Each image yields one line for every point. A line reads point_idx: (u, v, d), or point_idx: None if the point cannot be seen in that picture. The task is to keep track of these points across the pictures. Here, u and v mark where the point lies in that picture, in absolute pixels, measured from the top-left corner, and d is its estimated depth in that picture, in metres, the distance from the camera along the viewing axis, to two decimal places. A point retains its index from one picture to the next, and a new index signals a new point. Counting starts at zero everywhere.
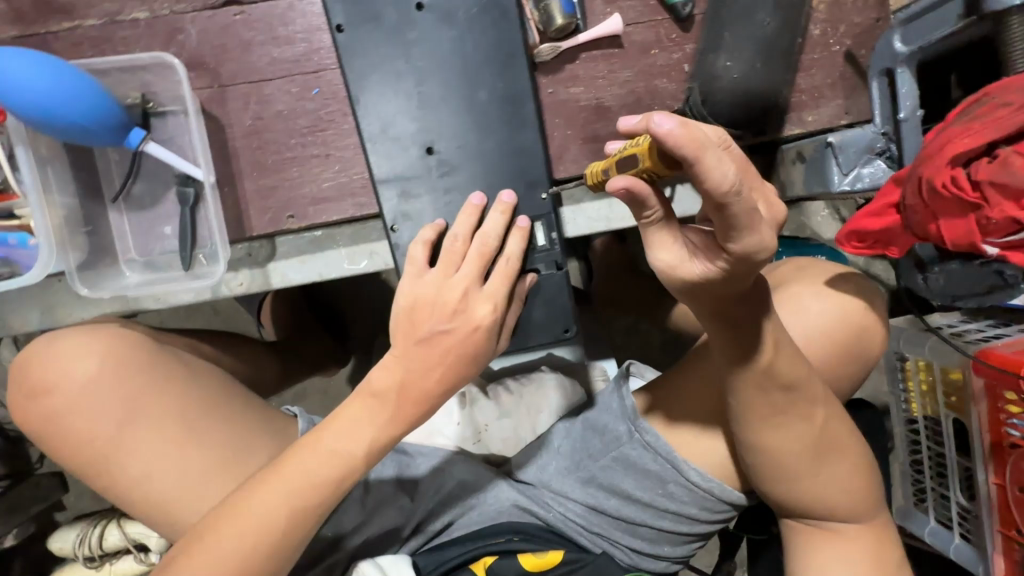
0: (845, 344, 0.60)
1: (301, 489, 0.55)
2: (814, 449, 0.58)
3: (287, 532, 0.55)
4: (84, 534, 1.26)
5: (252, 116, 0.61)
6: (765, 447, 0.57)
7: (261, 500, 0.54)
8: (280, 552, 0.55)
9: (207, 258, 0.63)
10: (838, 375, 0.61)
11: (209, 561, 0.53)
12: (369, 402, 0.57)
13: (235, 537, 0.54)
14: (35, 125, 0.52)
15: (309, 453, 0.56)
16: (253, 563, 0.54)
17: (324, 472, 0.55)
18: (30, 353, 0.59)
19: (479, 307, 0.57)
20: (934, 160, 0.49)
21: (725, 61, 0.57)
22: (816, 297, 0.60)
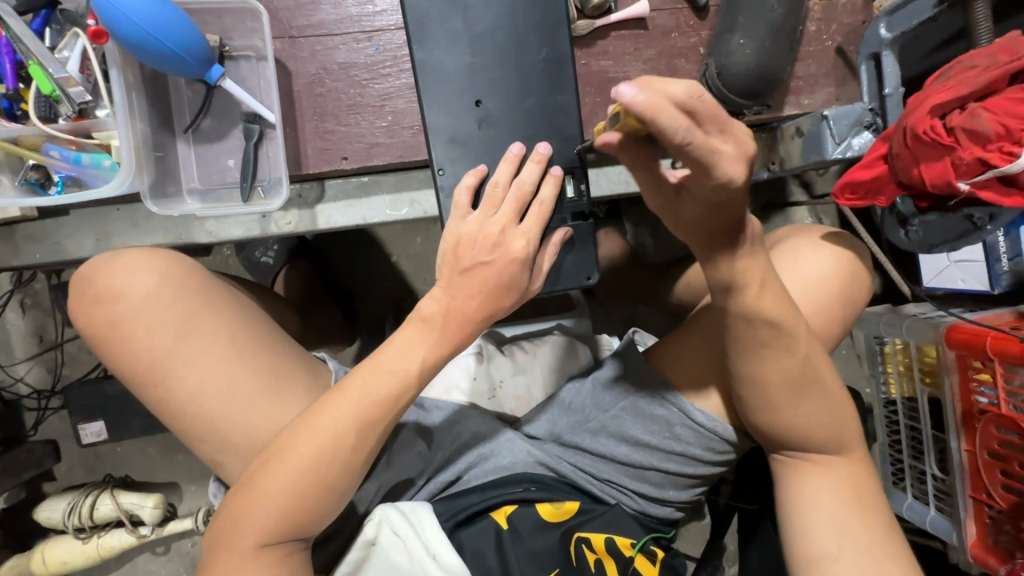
0: (834, 291, 0.68)
1: (364, 406, 0.60)
2: (806, 388, 0.62)
3: (352, 446, 0.60)
4: (75, 503, 1.23)
5: (317, 66, 0.68)
6: (760, 380, 0.61)
7: (330, 415, 0.59)
8: (346, 463, 0.60)
9: (264, 191, 0.68)
10: (829, 321, 0.68)
11: (288, 464, 0.59)
12: (420, 326, 0.62)
13: (307, 447, 0.59)
14: (133, 50, 0.58)
15: (371, 373, 0.61)
16: (322, 468, 0.59)
17: (384, 392, 0.60)
18: (95, 266, 0.64)
19: (515, 240, 0.62)
20: (917, 111, 0.54)
21: (738, 40, 0.67)
22: (811, 248, 0.69)
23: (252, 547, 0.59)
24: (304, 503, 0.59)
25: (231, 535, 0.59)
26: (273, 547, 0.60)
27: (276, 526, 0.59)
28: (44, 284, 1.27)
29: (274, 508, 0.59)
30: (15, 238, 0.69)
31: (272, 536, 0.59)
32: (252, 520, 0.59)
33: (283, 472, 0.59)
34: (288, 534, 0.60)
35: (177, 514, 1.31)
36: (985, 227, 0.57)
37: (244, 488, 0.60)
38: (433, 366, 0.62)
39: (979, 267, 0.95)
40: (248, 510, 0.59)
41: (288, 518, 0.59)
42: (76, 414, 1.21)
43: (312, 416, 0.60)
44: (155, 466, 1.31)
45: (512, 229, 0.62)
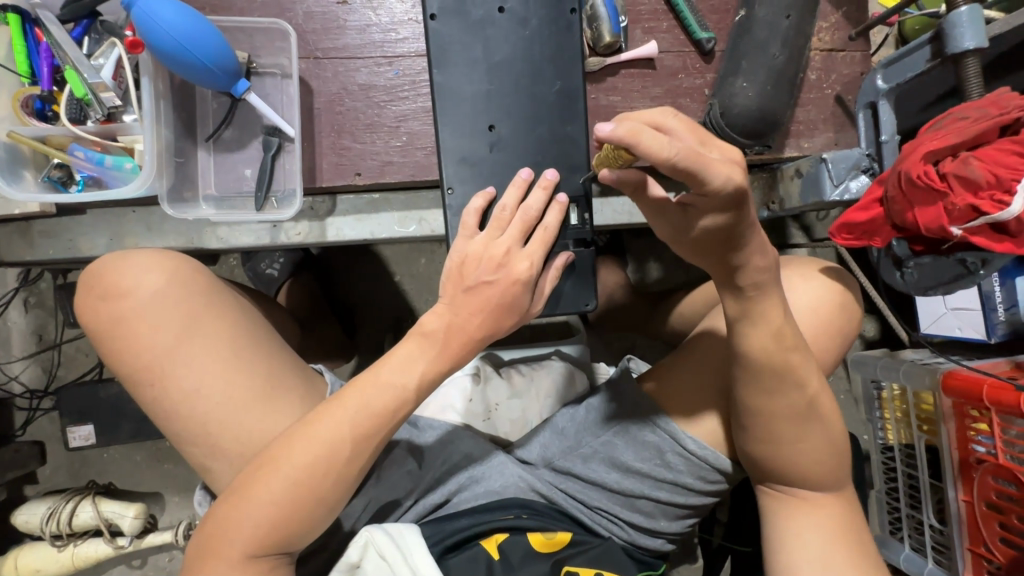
0: (826, 322, 0.70)
1: (362, 418, 0.60)
2: (796, 416, 0.62)
3: (346, 458, 0.60)
4: (54, 508, 1.20)
5: (338, 86, 0.71)
6: (750, 412, 0.62)
7: (328, 425, 0.59)
8: (341, 475, 0.60)
9: (278, 202, 0.70)
10: (820, 350, 0.69)
11: (281, 472, 0.58)
12: (421, 340, 0.62)
13: (302, 457, 0.59)
14: (164, 60, 0.60)
15: (370, 385, 0.61)
16: (315, 478, 0.59)
17: (383, 405, 0.61)
18: (104, 263, 0.65)
19: (520, 259, 0.63)
20: (910, 157, 0.56)
21: (742, 82, 0.70)
22: (804, 280, 0.71)
23: (239, 558, 0.58)
24: (295, 515, 0.59)
25: (218, 544, 0.58)
26: (260, 559, 0.59)
27: (265, 537, 0.58)
28: (50, 284, 1.28)
29: (265, 518, 0.58)
30: (30, 233, 0.71)
31: (261, 546, 0.59)
32: (240, 530, 0.58)
33: (275, 483, 0.58)
34: (276, 546, 0.59)
35: (158, 526, 1.28)
36: (978, 271, 0.58)
37: (235, 497, 0.59)
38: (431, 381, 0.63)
39: (976, 315, 0.96)
40: (238, 520, 0.58)
41: (277, 529, 0.59)
42: (66, 416, 1.20)
43: (308, 427, 0.60)
44: (140, 474, 1.29)
45: (516, 246, 0.63)
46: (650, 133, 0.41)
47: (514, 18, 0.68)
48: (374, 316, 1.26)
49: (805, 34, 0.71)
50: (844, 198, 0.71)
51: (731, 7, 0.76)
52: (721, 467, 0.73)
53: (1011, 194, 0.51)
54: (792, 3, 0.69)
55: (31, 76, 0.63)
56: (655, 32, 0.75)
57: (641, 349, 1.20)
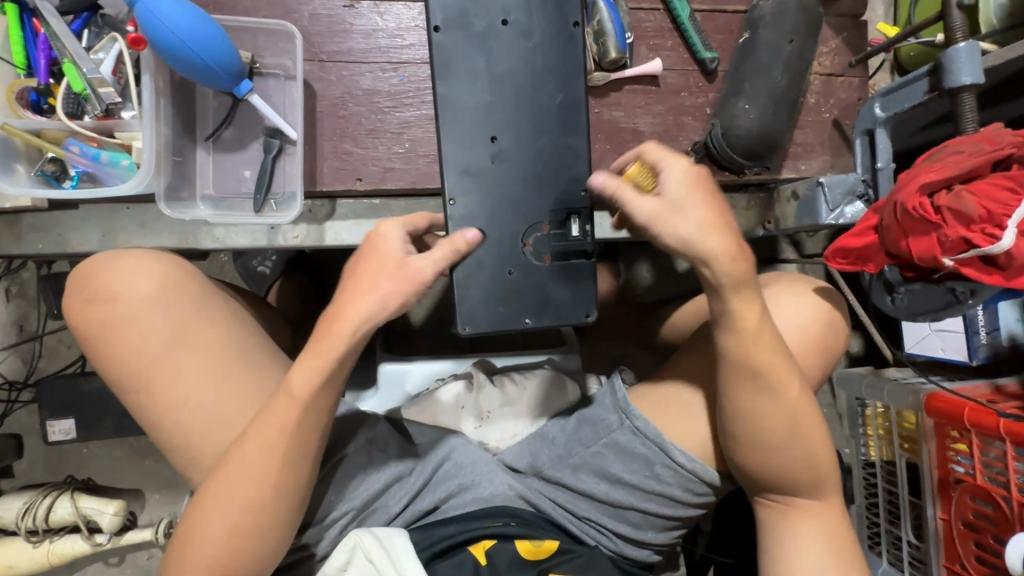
0: (813, 341, 0.71)
1: (305, 415, 0.60)
2: (786, 420, 0.65)
3: (279, 476, 0.59)
4: (31, 503, 1.17)
5: (342, 90, 0.71)
6: (742, 413, 0.65)
7: (275, 423, 0.59)
8: (291, 472, 0.60)
9: (277, 204, 0.69)
10: (806, 368, 0.71)
11: (236, 474, 0.59)
12: (329, 344, 0.59)
13: (253, 458, 0.59)
14: (167, 58, 0.59)
15: (289, 402, 0.59)
16: (273, 481, 0.59)
17: (297, 417, 0.59)
18: (96, 263, 0.63)
19: (413, 259, 0.60)
20: (906, 188, 0.57)
21: (744, 104, 0.71)
22: (792, 299, 0.72)
23: (203, 568, 0.58)
24: (258, 522, 0.59)
25: (176, 568, 0.59)
26: (224, 569, 0.59)
27: (215, 562, 0.59)
28: (33, 274, 1.25)
29: (215, 541, 0.58)
30: (19, 226, 0.69)
31: (213, 572, 0.59)
32: (193, 554, 0.59)
33: (221, 505, 0.59)
34: (228, 572, 0.59)
35: (137, 524, 1.26)
36: (966, 300, 0.59)
37: (199, 503, 0.60)
38: (334, 387, 0.61)
39: (959, 337, 0.98)
40: (191, 544, 0.59)
41: (239, 537, 0.59)
42: (46, 410, 1.18)
43: (243, 449, 0.59)
44: (121, 470, 1.27)
45: (385, 240, 0.60)
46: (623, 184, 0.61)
47: (522, 30, 0.68)
48: None
49: (807, 59, 0.72)
50: (838, 223, 0.72)
51: (735, 28, 0.77)
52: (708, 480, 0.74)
53: (1003, 229, 0.52)
54: (795, 29, 0.70)
55: (27, 68, 0.62)
56: (660, 49, 0.76)
57: (632, 358, 1.21)
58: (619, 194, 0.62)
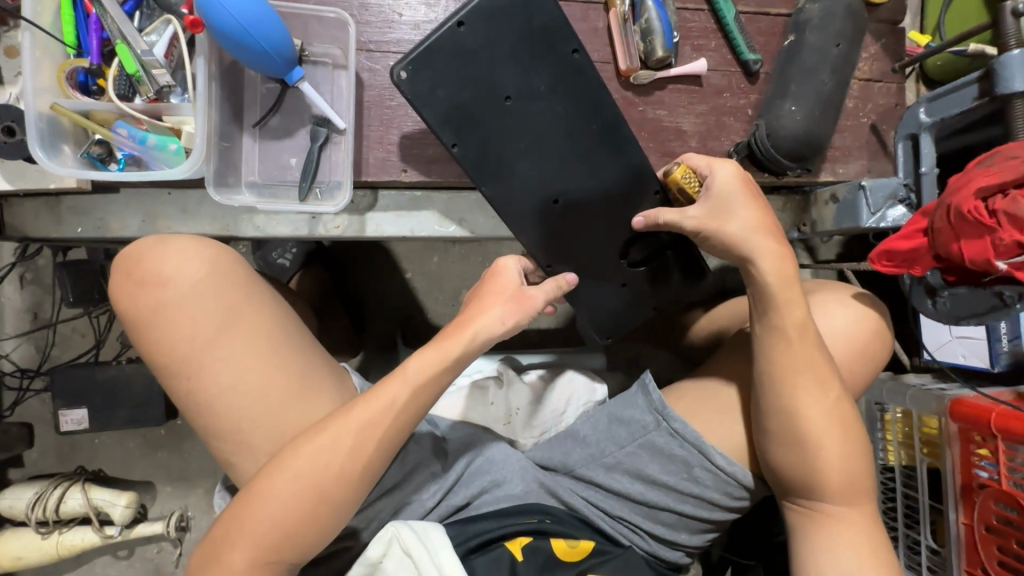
0: (859, 346, 0.72)
1: (406, 392, 0.60)
2: (828, 422, 0.66)
3: (370, 456, 0.59)
4: (41, 493, 1.16)
5: (389, 80, 0.70)
6: (785, 410, 0.66)
7: (379, 399, 0.59)
8: (377, 449, 0.59)
9: (321, 192, 0.69)
10: (851, 374, 0.73)
11: (322, 446, 0.58)
12: (454, 339, 0.62)
13: (349, 427, 0.58)
14: (222, 40, 0.59)
15: (398, 381, 0.60)
16: (360, 453, 0.59)
17: (408, 400, 0.60)
18: (139, 248, 0.63)
19: (529, 290, 0.66)
20: (961, 192, 0.58)
21: (790, 106, 0.71)
22: (838, 303, 0.74)
23: (273, 542, 0.56)
24: (336, 491, 0.58)
25: (231, 537, 0.56)
26: (293, 543, 0.57)
27: (278, 536, 0.56)
28: (48, 260, 1.23)
29: (284, 513, 0.56)
30: (58, 209, 0.68)
31: (272, 546, 0.56)
32: (257, 523, 0.56)
33: (299, 477, 0.57)
34: (286, 549, 0.57)
35: (147, 516, 1.24)
36: (1015, 304, 0.59)
37: (266, 475, 0.58)
38: (447, 373, 0.62)
39: (982, 344, 0.99)
40: (256, 513, 0.56)
41: (314, 508, 0.57)
42: (59, 399, 1.16)
43: (340, 425, 0.59)
44: (132, 462, 1.25)
45: (505, 272, 0.67)
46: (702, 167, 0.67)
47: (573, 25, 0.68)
48: (385, 312, 1.24)
49: (852, 63, 0.72)
50: (880, 225, 0.73)
51: (779, 30, 0.78)
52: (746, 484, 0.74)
53: None
54: (842, 32, 0.71)
55: (78, 47, 0.61)
56: (704, 50, 0.76)
57: None
58: (664, 222, 0.68)
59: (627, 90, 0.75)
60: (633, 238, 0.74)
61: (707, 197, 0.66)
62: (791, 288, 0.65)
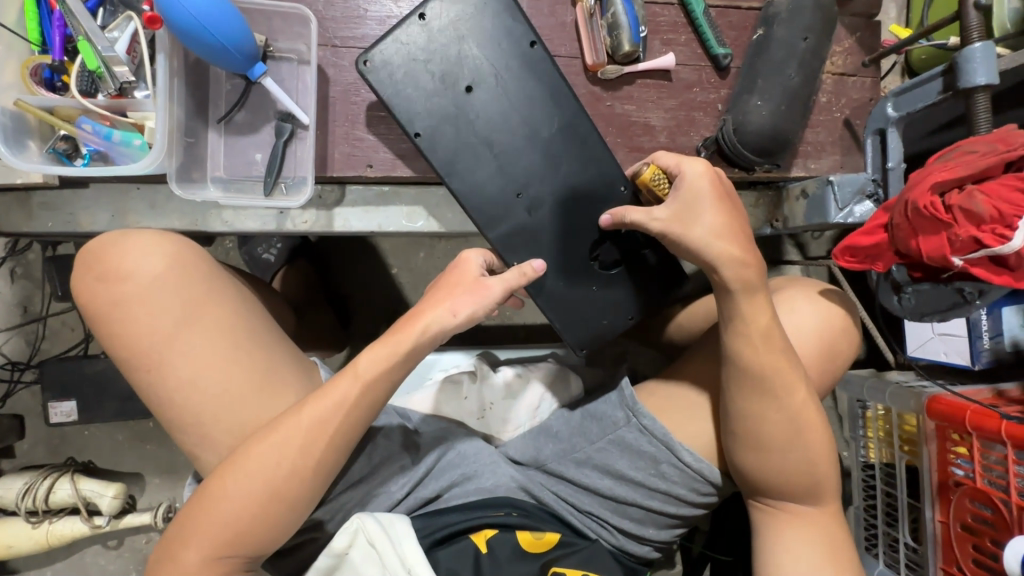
0: (822, 344, 0.73)
1: (358, 388, 0.61)
2: (789, 423, 0.66)
3: (323, 450, 0.60)
4: (31, 484, 1.18)
5: (355, 76, 0.71)
6: (747, 411, 0.66)
7: (333, 396, 0.61)
8: (330, 445, 0.61)
9: (287, 188, 0.69)
10: (818, 372, 0.73)
11: (277, 441, 0.59)
12: (405, 334, 0.63)
13: (303, 424, 0.60)
14: (182, 37, 0.60)
15: (353, 378, 0.61)
16: (314, 448, 0.60)
17: (359, 395, 0.61)
18: (101, 243, 0.64)
19: (488, 281, 0.65)
20: (918, 187, 0.58)
21: (757, 101, 0.71)
22: (806, 301, 0.74)
23: (230, 534, 0.58)
24: (292, 485, 0.59)
25: (189, 532, 0.58)
26: (252, 535, 0.59)
27: (235, 530, 0.58)
28: (39, 255, 1.25)
29: (240, 507, 0.58)
30: (29, 203, 0.69)
31: (229, 539, 0.58)
32: (214, 518, 0.58)
33: (254, 472, 0.59)
34: (244, 540, 0.58)
35: (136, 507, 1.26)
36: (975, 301, 0.60)
37: (225, 470, 0.59)
38: (401, 369, 0.63)
39: (962, 341, 0.98)
40: (214, 507, 0.58)
41: (271, 501, 0.59)
42: (48, 391, 1.18)
43: (292, 421, 0.60)
44: (121, 454, 1.27)
45: (466, 265, 0.67)
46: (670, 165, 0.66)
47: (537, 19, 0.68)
48: (369, 307, 1.24)
49: (821, 56, 0.72)
50: (848, 222, 0.72)
51: (750, 24, 0.77)
52: (713, 480, 0.75)
53: (1011, 229, 0.53)
54: (810, 26, 0.70)
55: (42, 44, 0.62)
56: (673, 44, 0.76)
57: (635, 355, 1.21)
58: (630, 221, 0.67)
59: (595, 85, 0.75)
60: (601, 238, 0.74)
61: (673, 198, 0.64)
62: (753, 292, 0.64)
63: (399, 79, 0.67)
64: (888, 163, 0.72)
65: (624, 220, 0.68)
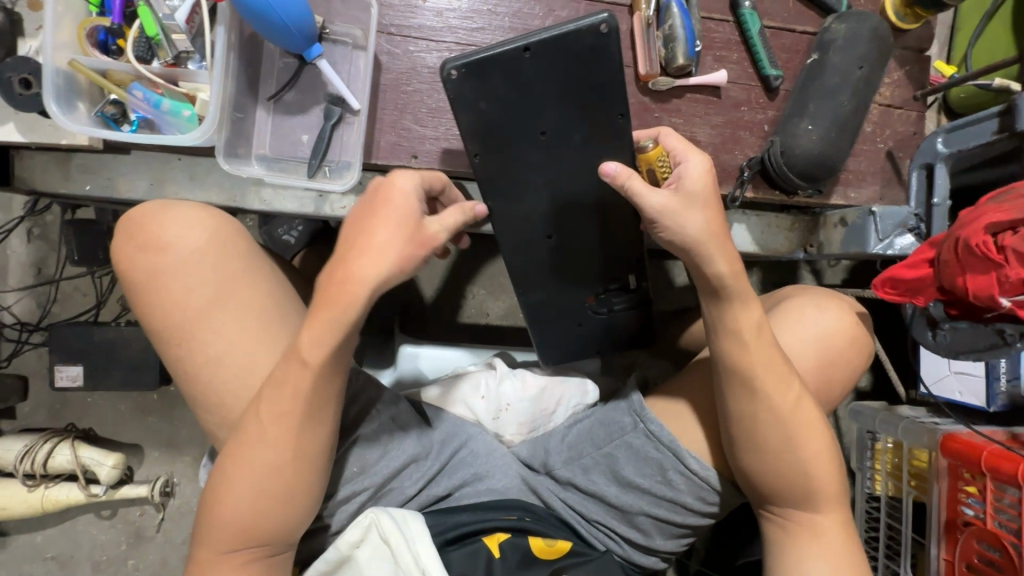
0: (836, 353, 0.73)
1: (314, 373, 0.57)
2: (803, 446, 0.66)
3: (305, 440, 0.58)
4: (31, 446, 1.17)
5: (407, 66, 0.70)
6: (770, 436, 0.65)
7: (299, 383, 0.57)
8: (312, 433, 0.59)
9: (330, 171, 0.69)
10: (828, 381, 0.73)
11: (273, 431, 0.57)
12: (332, 314, 0.56)
13: (281, 411, 0.57)
14: (245, 14, 0.59)
15: (307, 364, 0.57)
16: (305, 437, 0.58)
17: (314, 382, 0.58)
18: (142, 214, 0.63)
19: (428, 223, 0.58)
20: (971, 225, 0.58)
21: (807, 125, 0.71)
22: (816, 312, 0.73)
23: (243, 527, 0.57)
24: (296, 475, 0.58)
25: (210, 523, 0.58)
26: (263, 529, 0.58)
27: (246, 521, 0.57)
28: (57, 217, 1.24)
29: (247, 498, 0.57)
30: (68, 165, 0.69)
31: (244, 531, 0.57)
32: (229, 507, 0.57)
33: (255, 463, 0.58)
34: (259, 532, 0.58)
35: (133, 479, 1.25)
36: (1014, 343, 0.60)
37: (232, 461, 0.58)
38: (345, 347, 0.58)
39: (979, 382, 0.97)
40: (227, 497, 0.57)
41: (278, 492, 0.58)
42: (56, 355, 1.17)
43: (264, 412, 0.58)
44: (123, 424, 1.26)
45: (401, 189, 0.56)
46: (679, 151, 0.63)
47: None
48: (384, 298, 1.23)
49: (874, 86, 0.72)
50: (886, 252, 0.73)
51: (802, 48, 0.77)
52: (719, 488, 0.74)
53: None
54: (864, 55, 0.70)
55: (101, 7, 0.62)
56: (725, 61, 0.76)
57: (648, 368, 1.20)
58: (633, 184, 0.60)
59: (644, 96, 0.75)
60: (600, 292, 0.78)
61: (681, 190, 0.61)
62: (750, 289, 0.64)
63: (483, 98, 0.63)
64: (933, 199, 0.75)
65: (623, 176, 0.60)
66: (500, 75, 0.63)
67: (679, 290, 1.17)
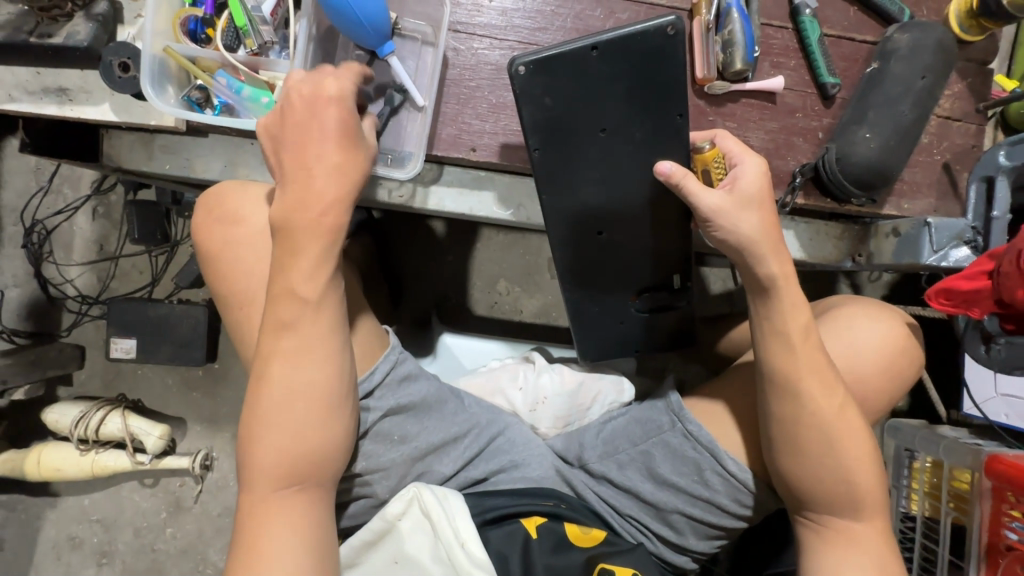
0: (886, 362, 0.73)
1: (307, 314, 0.58)
2: (845, 449, 0.65)
3: (321, 379, 0.58)
4: (86, 412, 1.23)
5: (471, 62, 0.73)
6: (813, 438, 0.65)
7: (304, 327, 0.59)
8: (330, 375, 0.59)
9: (392, 160, 0.72)
10: (873, 390, 0.72)
11: (292, 377, 0.58)
12: (312, 247, 0.59)
13: (293, 352, 0.58)
14: (328, 10, 0.63)
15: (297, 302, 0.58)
16: (324, 379, 0.59)
17: (307, 321, 0.59)
18: (220, 192, 0.68)
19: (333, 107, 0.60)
20: None
21: (865, 133, 0.71)
22: (867, 322, 0.73)
23: (280, 473, 0.58)
24: (322, 418, 0.59)
25: (252, 472, 0.59)
26: (298, 475, 0.58)
27: (285, 466, 0.58)
28: (120, 197, 1.31)
29: (285, 433, 0.58)
30: (151, 145, 0.73)
31: (282, 475, 0.58)
32: (266, 454, 0.58)
33: (282, 406, 0.58)
34: (296, 477, 0.58)
35: (175, 451, 1.30)
36: None
37: (260, 411, 0.59)
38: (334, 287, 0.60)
39: None
40: (262, 445, 0.58)
41: (307, 437, 0.58)
42: (112, 327, 1.23)
43: (280, 354, 0.59)
44: (169, 398, 1.32)
45: (338, 103, 0.60)
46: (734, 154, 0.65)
47: None
48: (423, 289, 1.25)
49: (936, 97, 0.72)
50: (941, 264, 0.73)
51: (862, 57, 0.77)
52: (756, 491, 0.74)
53: None
54: (928, 66, 0.70)
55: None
56: (783, 68, 0.77)
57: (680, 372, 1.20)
58: (687, 184, 0.62)
59: (700, 99, 0.76)
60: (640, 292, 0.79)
61: (736, 190, 0.62)
62: (797, 294, 0.65)
63: (547, 93, 0.66)
64: (992, 212, 0.73)
65: (678, 176, 0.62)
66: (566, 74, 0.65)
67: (715, 297, 1.17)
